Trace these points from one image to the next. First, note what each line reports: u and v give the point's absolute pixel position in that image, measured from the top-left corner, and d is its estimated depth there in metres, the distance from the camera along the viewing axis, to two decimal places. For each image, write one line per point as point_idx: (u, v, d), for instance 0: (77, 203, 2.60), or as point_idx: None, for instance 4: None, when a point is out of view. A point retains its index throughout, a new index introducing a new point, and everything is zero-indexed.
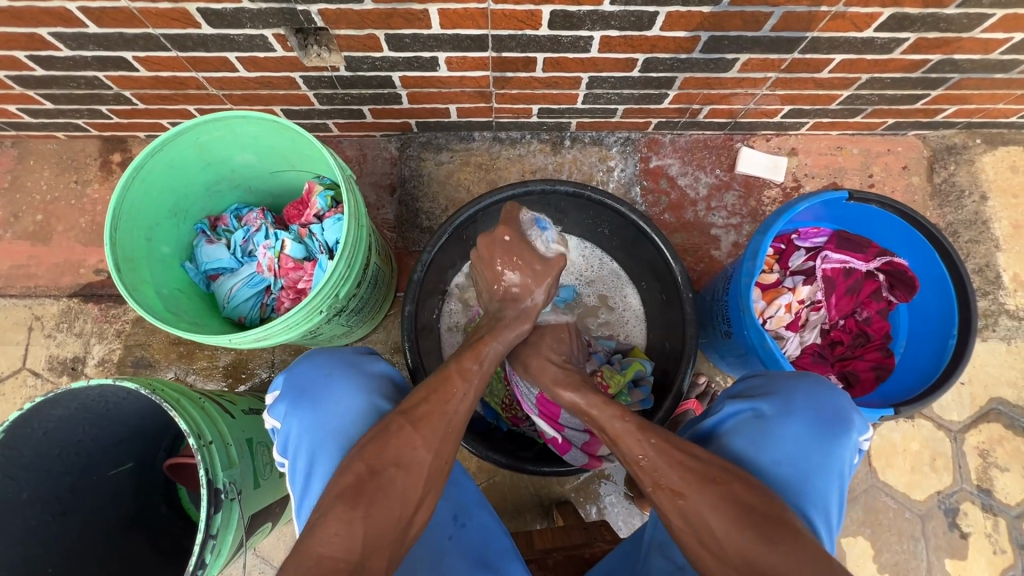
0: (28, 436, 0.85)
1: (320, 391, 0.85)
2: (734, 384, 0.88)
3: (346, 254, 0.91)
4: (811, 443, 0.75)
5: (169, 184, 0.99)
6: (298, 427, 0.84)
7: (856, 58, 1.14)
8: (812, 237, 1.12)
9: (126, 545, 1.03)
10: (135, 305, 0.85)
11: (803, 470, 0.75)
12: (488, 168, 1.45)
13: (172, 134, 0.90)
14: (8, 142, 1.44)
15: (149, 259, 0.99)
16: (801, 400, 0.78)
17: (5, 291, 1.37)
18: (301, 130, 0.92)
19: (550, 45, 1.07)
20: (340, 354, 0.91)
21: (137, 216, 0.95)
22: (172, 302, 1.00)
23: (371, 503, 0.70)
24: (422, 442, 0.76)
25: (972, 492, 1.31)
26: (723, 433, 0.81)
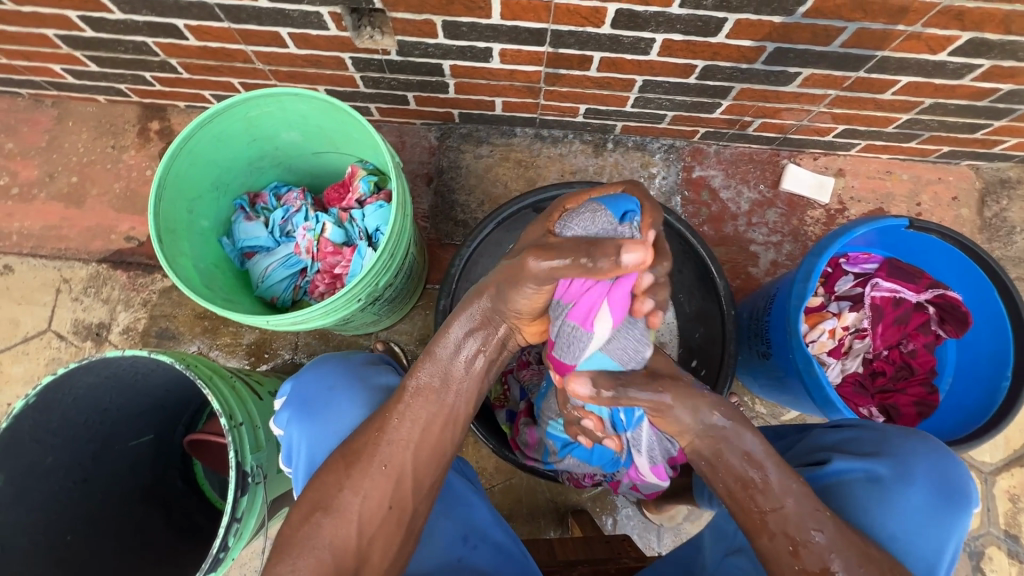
0: (58, 401, 0.84)
1: (325, 404, 0.84)
2: (835, 432, 0.84)
3: (390, 244, 0.89)
4: (936, 516, 0.70)
5: (215, 156, 0.97)
6: (298, 437, 0.84)
7: (924, 81, 1.10)
8: (862, 263, 1.08)
9: (143, 518, 1.01)
10: (174, 279, 0.83)
11: (925, 542, 0.70)
12: (527, 165, 1.43)
13: (224, 107, 0.88)
14: (49, 102, 1.44)
15: (190, 231, 0.97)
16: (922, 467, 0.72)
17: (35, 252, 1.36)
18: (352, 113, 0.89)
19: (610, 44, 1.04)
20: (348, 363, 0.89)
21: (182, 187, 0.93)
22: (208, 277, 0.99)
23: (300, 554, 0.70)
24: (350, 488, 0.73)
25: (999, 537, 1.28)
26: (832, 492, 0.76)
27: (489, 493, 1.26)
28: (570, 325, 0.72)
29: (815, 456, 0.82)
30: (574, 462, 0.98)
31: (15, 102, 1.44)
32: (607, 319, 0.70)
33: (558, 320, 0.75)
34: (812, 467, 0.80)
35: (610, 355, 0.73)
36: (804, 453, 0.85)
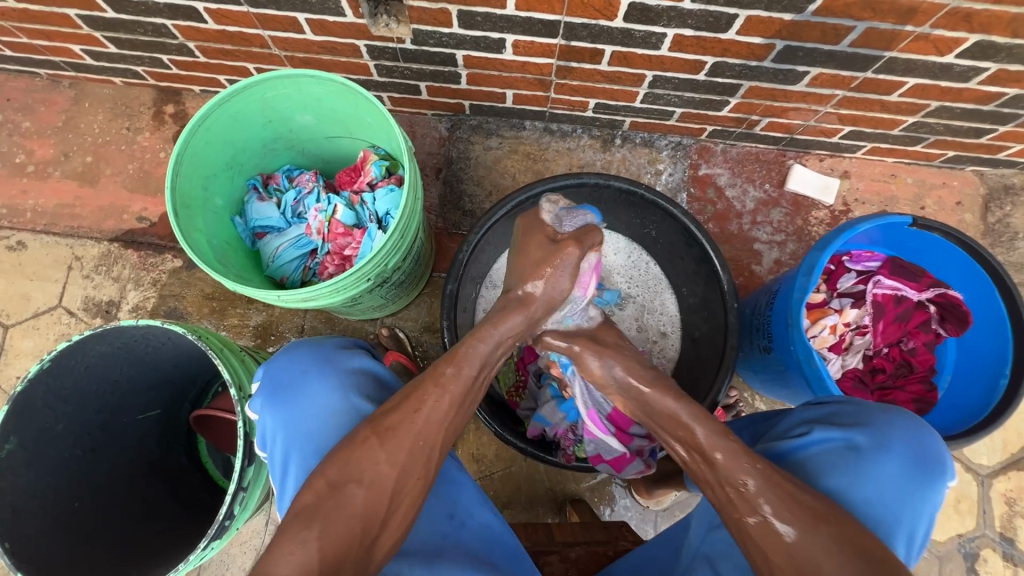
0: (71, 368, 0.86)
1: (296, 389, 0.81)
2: (815, 406, 0.82)
3: (400, 226, 0.91)
4: (912, 484, 0.69)
5: (230, 136, 0.99)
6: (273, 423, 0.81)
7: (930, 83, 1.11)
8: (865, 260, 1.09)
9: (147, 491, 1.03)
10: (188, 251, 0.84)
11: (897, 510, 0.69)
12: (536, 158, 1.44)
13: (242, 86, 0.90)
14: (67, 83, 1.46)
15: (204, 208, 0.99)
16: (901, 437, 0.71)
17: (48, 229, 1.38)
18: (368, 96, 0.91)
19: (622, 38, 1.06)
20: (320, 347, 0.86)
21: (198, 164, 0.95)
22: (220, 254, 1.01)
23: (328, 524, 0.66)
24: (386, 458, 0.70)
25: (994, 539, 1.29)
26: (808, 460, 0.75)
27: (489, 480, 1.27)
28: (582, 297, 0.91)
29: (792, 428, 0.80)
30: (555, 412, 1.08)
31: (33, 81, 1.46)
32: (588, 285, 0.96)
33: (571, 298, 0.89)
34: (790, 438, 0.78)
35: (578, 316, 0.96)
36: (779, 428, 0.84)
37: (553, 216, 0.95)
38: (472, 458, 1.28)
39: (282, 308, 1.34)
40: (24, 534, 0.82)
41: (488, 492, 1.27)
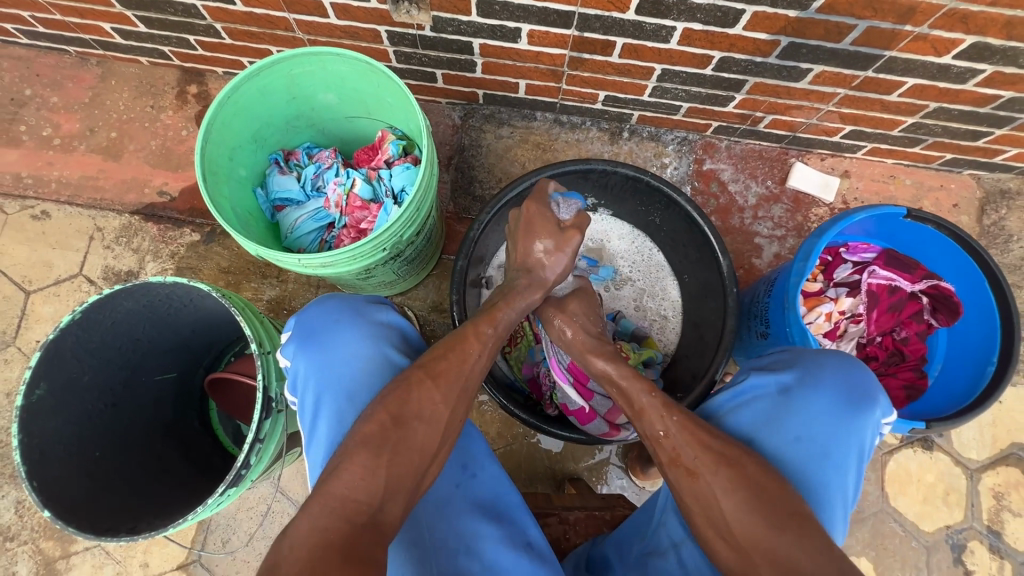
0: (99, 322, 0.90)
1: (329, 335, 0.84)
2: (761, 356, 0.85)
3: (416, 199, 0.95)
4: (835, 422, 0.72)
5: (256, 110, 1.04)
6: (305, 367, 0.84)
7: (929, 84, 1.15)
8: (861, 252, 1.13)
9: (163, 450, 1.07)
10: (214, 212, 0.88)
11: (823, 448, 0.71)
12: (545, 148, 1.49)
13: (272, 61, 0.95)
14: (94, 61, 1.51)
15: (228, 177, 1.04)
16: (828, 378, 0.75)
17: (72, 200, 1.43)
18: (391, 74, 0.95)
19: (633, 31, 1.11)
20: (353, 301, 0.90)
21: (226, 135, 1.00)
22: (242, 222, 1.05)
23: (394, 458, 0.70)
24: (440, 397, 0.76)
25: (981, 532, 1.32)
26: (743, 404, 0.78)
27: None
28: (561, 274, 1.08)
29: (735, 378, 0.84)
30: (538, 353, 1.22)
31: (62, 59, 1.51)
32: None
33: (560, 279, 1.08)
34: (732, 386, 0.82)
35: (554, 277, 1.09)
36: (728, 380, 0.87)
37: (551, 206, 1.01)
38: None
39: (295, 284, 1.38)
40: (51, 476, 0.86)
41: None
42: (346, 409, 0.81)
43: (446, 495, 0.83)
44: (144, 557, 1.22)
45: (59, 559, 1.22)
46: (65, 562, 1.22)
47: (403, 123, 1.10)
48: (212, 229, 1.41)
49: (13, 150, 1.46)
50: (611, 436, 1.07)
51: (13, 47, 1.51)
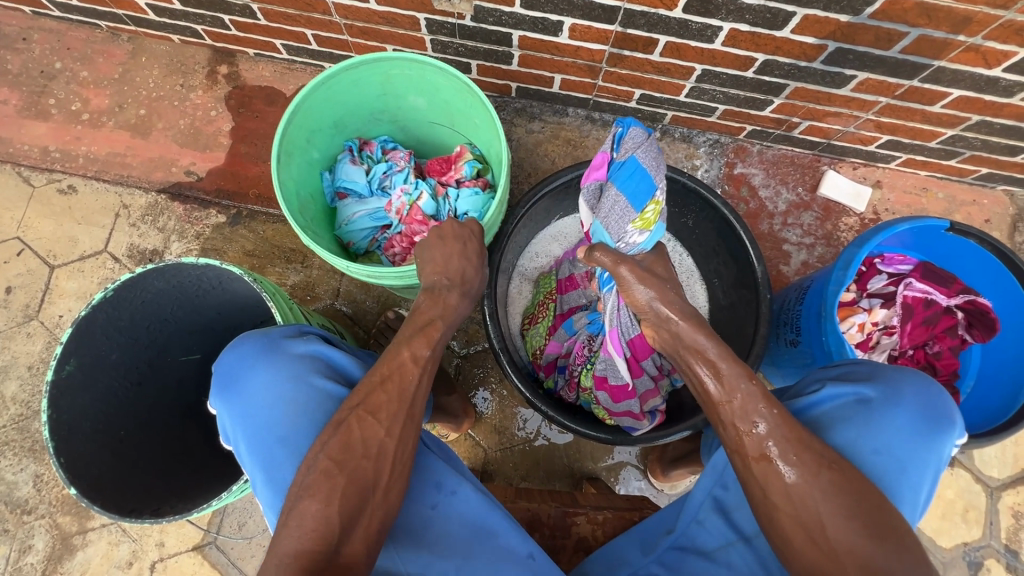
0: (130, 300, 0.90)
1: (246, 381, 0.82)
2: (829, 368, 0.84)
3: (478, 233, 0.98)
4: (917, 439, 0.71)
5: (344, 99, 1.06)
6: (230, 416, 0.83)
7: (974, 96, 1.14)
8: (896, 264, 1.12)
9: (183, 432, 1.03)
10: (281, 201, 0.91)
11: (901, 462, 0.71)
12: (576, 145, 1.48)
13: (373, 58, 0.97)
14: (126, 37, 1.50)
15: (301, 158, 1.06)
16: (910, 393, 0.73)
17: (99, 176, 1.42)
18: (484, 99, 0.96)
19: (677, 29, 1.09)
20: (268, 338, 0.86)
21: (309, 118, 1.02)
22: (303, 205, 1.07)
23: (345, 500, 0.69)
24: (386, 432, 0.74)
25: (999, 550, 1.31)
26: (822, 415, 0.76)
27: (509, 452, 1.31)
28: (610, 213, 0.98)
29: (805, 387, 0.83)
30: (580, 322, 1.17)
31: (93, 33, 1.50)
32: (596, 183, 1.01)
33: (615, 218, 0.98)
34: (803, 394, 0.80)
35: (606, 223, 0.99)
36: (794, 388, 0.86)
37: (628, 147, 0.98)
38: (493, 430, 1.31)
39: (320, 270, 1.38)
40: (77, 450, 0.86)
41: (508, 464, 1.30)
42: (280, 454, 0.80)
43: (422, 519, 0.84)
44: (160, 536, 1.22)
45: (76, 535, 1.22)
46: (82, 538, 1.22)
47: (483, 144, 1.11)
48: (238, 211, 1.40)
49: (42, 123, 1.45)
50: (635, 419, 1.08)
51: (44, 19, 1.49)
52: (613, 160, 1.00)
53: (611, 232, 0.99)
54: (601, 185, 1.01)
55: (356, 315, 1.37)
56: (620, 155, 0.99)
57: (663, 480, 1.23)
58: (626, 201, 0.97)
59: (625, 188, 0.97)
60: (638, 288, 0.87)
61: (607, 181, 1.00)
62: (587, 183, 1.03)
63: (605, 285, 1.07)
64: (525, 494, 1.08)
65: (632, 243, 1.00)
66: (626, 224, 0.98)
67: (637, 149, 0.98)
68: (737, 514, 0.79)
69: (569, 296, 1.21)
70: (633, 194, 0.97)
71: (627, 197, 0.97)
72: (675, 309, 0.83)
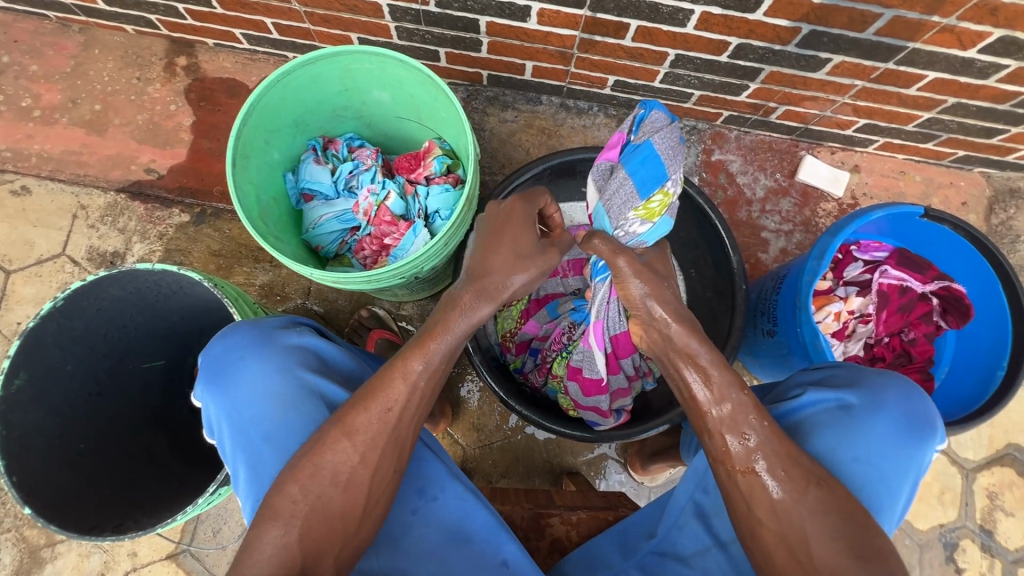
0: (83, 309, 0.86)
1: (236, 375, 0.77)
2: (810, 370, 0.83)
3: (447, 232, 0.93)
4: (897, 446, 0.71)
5: (303, 96, 1.01)
6: (215, 410, 0.78)
7: (950, 78, 1.12)
8: (872, 251, 1.11)
9: (151, 440, 1.00)
10: (236, 205, 0.86)
11: (883, 472, 0.71)
12: (550, 134, 1.44)
13: (330, 52, 0.92)
14: (76, 28, 1.43)
15: (261, 160, 1.01)
16: (891, 399, 0.73)
17: (53, 175, 1.36)
18: (449, 92, 0.92)
19: (648, 13, 1.06)
20: (260, 328, 0.81)
21: (266, 117, 0.97)
22: (265, 209, 1.02)
23: (310, 529, 0.69)
24: (361, 459, 0.71)
25: (973, 530, 1.32)
26: (804, 421, 0.75)
27: (488, 449, 1.29)
28: (614, 196, 0.92)
29: (786, 391, 0.82)
30: (565, 307, 1.13)
31: (42, 24, 1.42)
32: (608, 163, 0.95)
33: (618, 202, 0.92)
34: (785, 399, 0.79)
35: (608, 206, 0.93)
36: (776, 390, 0.85)
37: (647, 129, 0.92)
38: (471, 427, 1.30)
39: (289, 269, 1.34)
40: (30, 467, 0.82)
41: (487, 461, 1.29)
42: (268, 451, 0.76)
43: (401, 524, 0.83)
44: (133, 546, 1.19)
45: (45, 548, 1.19)
46: (51, 550, 1.19)
47: (453, 139, 1.06)
48: (202, 209, 1.36)
49: None
50: (601, 414, 1.07)
51: None
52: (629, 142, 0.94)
53: (611, 216, 0.93)
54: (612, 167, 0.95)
55: (328, 314, 1.34)
56: (637, 138, 0.93)
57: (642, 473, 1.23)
58: (633, 185, 0.91)
59: (635, 172, 0.91)
60: (632, 283, 0.78)
61: (618, 163, 0.94)
62: (599, 163, 0.97)
63: (597, 275, 0.99)
64: (500, 495, 1.07)
65: (633, 234, 0.94)
66: (628, 211, 0.92)
67: (656, 132, 0.91)
68: (715, 521, 0.78)
69: (549, 283, 1.17)
70: (643, 180, 0.91)
71: (635, 181, 0.91)
72: (671, 308, 0.76)
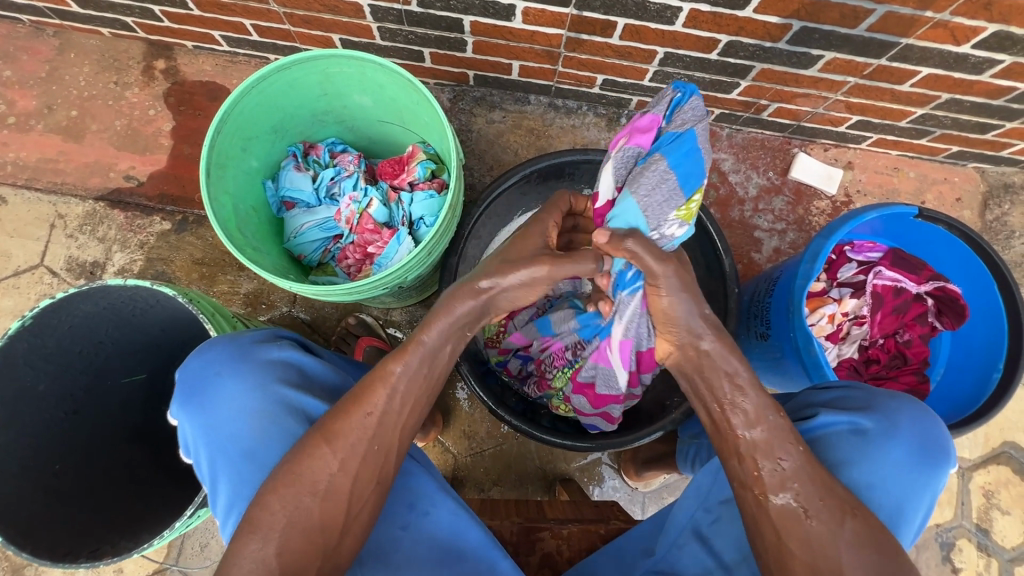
0: (54, 326, 0.83)
1: (214, 392, 0.75)
2: (822, 390, 0.83)
3: (431, 241, 0.91)
4: (912, 472, 0.71)
5: (281, 102, 0.98)
6: (193, 430, 0.75)
7: (943, 74, 1.10)
8: (866, 251, 1.10)
9: (132, 457, 0.98)
10: (210, 217, 0.83)
11: (898, 498, 0.71)
12: (539, 134, 1.41)
13: (306, 57, 0.89)
14: (50, 31, 1.39)
15: (238, 168, 0.98)
16: (905, 424, 0.73)
17: (30, 184, 1.33)
18: (430, 97, 0.89)
19: (635, 11, 1.03)
20: (240, 343, 0.78)
21: (241, 125, 0.94)
22: (243, 219, 0.99)
23: (287, 540, 0.67)
24: (339, 466, 0.69)
25: (970, 530, 1.32)
26: (818, 444, 0.75)
27: (479, 457, 1.27)
28: (654, 189, 0.82)
29: (799, 412, 0.82)
30: (567, 319, 1.04)
31: (14, 28, 1.38)
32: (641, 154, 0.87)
33: (659, 197, 0.82)
34: (799, 420, 0.79)
35: (646, 201, 0.82)
36: (789, 410, 0.85)
37: (688, 119, 0.84)
38: (463, 435, 1.28)
39: None
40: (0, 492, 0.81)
41: (478, 469, 1.27)
42: (248, 470, 0.74)
43: (391, 540, 0.80)
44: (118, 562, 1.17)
45: (28, 566, 1.17)
46: (34, 568, 1.17)
47: (437, 143, 1.04)
48: (184, 217, 1.32)
49: None
50: (612, 421, 1.06)
51: None
52: (666, 133, 0.86)
53: (649, 213, 0.82)
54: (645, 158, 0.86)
55: (315, 322, 1.31)
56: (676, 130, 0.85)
57: (636, 479, 1.21)
58: (674, 181, 0.82)
59: (677, 165, 0.82)
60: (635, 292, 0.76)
61: (653, 153, 0.85)
62: (628, 150, 0.88)
63: (625, 287, 0.86)
64: (490, 508, 1.06)
65: (668, 237, 0.84)
66: (667, 211, 0.83)
67: (698, 123, 0.84)
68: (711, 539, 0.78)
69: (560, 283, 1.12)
70: (685, 175, 0.83)
71: (677, 176, 0.82)
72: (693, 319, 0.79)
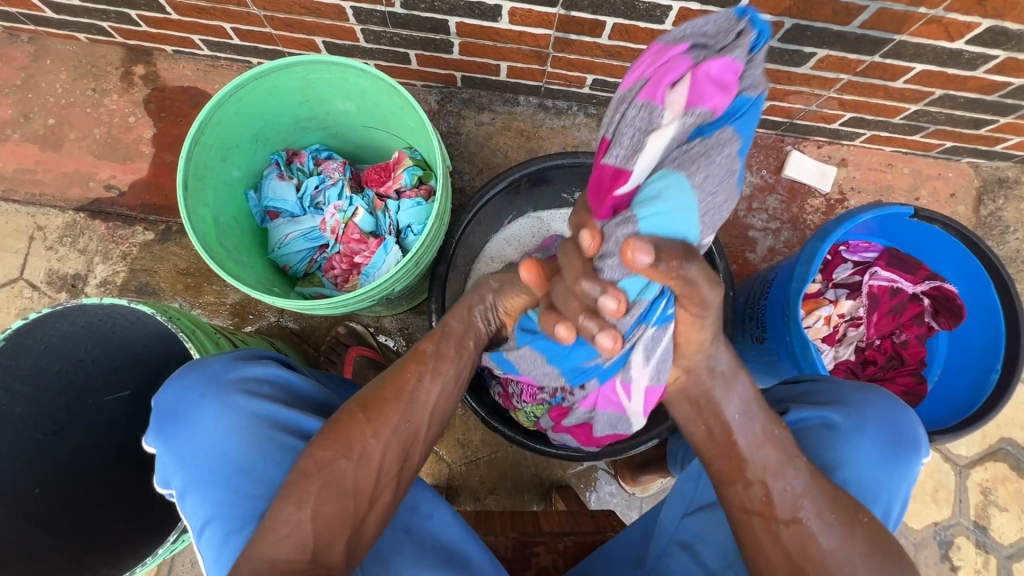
0: (30, 347, 0.81)
1: (201, 412, 0.72)
2: (792, 386, 0.83)
3: (418, 251, 0.88)
4: (883, 463, 0.72)
5: (260, 110, 0.96)
6: (178, 454, 0.71)
7: (937, 70, 1.08)
8: (862, 251, 1.08)
9: (117, 477, 0.95)
10: (188, 231, 0.81)
11: (872, 491, 0.71)
12: (529, 136, 1.39)
13: (283, 63, 0.86)
14: (25, 37, 1.35)
15: (218, 179, 0.96)
16: (873, 415, 0.73)
17: (8, 195, 1.30)
18: (413, 102, 0.87)
19: (624, 10, 1.01)
20: (226, 362, 0.76)
21: (219, 135, 0.92)
22: (226, 231, 0.97)
23: (322, 502, 0.66)
24: (373, 434, 0.71)
25: (968, 527, 1.31)
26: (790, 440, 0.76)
27: (474, 465, 1.25)
28: (720, 186, 0.61)
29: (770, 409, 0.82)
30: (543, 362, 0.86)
31: None
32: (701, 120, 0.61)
33: (720, 197, 0.62)
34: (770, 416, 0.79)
35: (708, 202, 0.61)
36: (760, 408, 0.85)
37: (759, 81, 0.62)
38: (457, 444, 1.26)
39: None
40: None
41: (473, 478, 1.25)
42: (242, 489, 0.70)
43: (393, 543, 0.77)
44: None
45: None
46: None
47: (423, 149, 1.01)
48: (167, 226, 1.29)
49: None
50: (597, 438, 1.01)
51: None
52: (733, 95, 0.61)
53: (705, 219, 0.62)
54: (706, 130, 0.62)
55: (304, 331, 1.29)
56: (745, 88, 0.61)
57: (633, 485, 1.20)
58: (736, 174, 0.63)
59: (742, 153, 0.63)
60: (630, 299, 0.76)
61: (720, 126, 0.62)
62: (696, 114, 0.61)
63: (653, 319, 0.68)
64: (485, 521, 1.04)
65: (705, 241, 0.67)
66: (720, 213, 0.64)
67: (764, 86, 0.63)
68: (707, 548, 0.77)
69: None
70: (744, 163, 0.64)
71: (741, 166, 0.63)
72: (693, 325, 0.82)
